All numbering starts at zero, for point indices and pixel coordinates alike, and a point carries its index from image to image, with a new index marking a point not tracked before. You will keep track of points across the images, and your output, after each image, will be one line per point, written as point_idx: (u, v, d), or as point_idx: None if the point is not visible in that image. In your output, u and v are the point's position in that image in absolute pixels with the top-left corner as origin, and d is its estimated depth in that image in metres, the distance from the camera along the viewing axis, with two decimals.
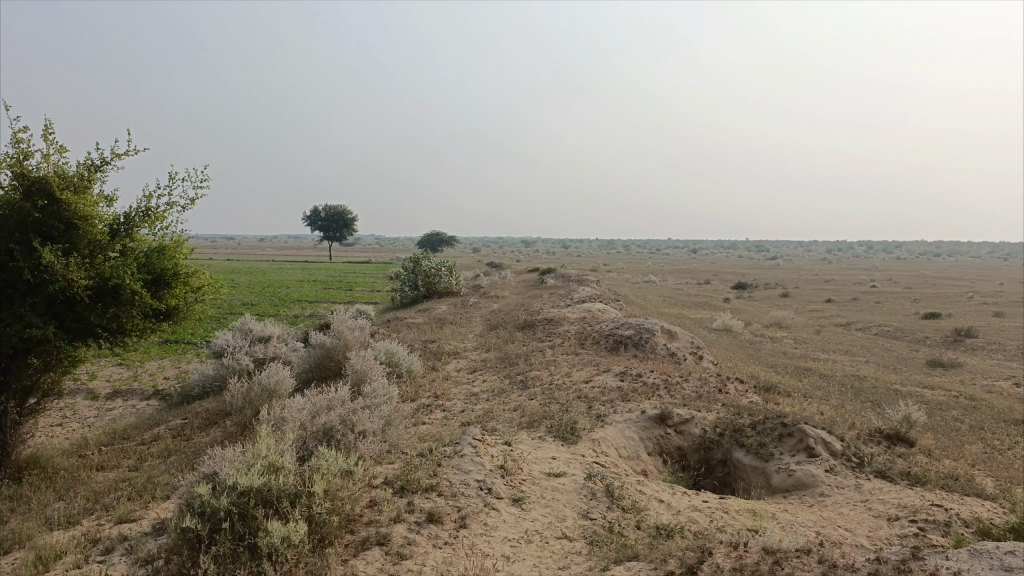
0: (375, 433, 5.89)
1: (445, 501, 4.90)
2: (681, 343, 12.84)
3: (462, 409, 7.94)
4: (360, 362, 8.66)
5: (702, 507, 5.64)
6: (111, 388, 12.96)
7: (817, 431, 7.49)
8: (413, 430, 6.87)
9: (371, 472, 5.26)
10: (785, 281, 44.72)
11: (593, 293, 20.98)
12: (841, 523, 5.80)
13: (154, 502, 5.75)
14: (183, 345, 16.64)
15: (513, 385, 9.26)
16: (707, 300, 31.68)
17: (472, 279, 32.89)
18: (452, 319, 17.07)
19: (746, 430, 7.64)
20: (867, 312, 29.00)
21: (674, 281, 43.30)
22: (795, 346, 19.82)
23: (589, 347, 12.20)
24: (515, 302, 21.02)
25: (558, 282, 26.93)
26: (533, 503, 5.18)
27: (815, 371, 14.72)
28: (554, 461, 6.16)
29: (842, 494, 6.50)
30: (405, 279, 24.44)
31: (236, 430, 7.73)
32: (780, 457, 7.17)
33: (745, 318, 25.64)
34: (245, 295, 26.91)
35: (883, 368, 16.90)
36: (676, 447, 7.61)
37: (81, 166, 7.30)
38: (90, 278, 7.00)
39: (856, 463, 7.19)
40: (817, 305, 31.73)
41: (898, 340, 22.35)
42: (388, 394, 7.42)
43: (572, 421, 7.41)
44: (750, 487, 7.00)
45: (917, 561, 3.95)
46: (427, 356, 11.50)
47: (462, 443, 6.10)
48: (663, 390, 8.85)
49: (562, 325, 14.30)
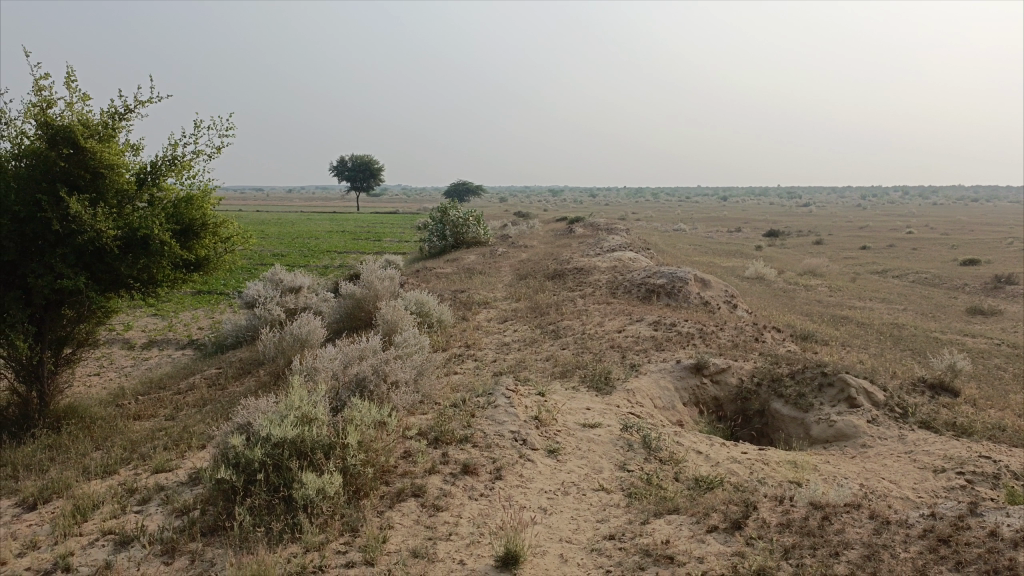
0: (408, 383, 5.81)
1: (480, 453, 4.82)
2: (715, 292, 12.59)
3: (494, 359, 7.87)
4: (391, 312, 8.60)
5: (742, 459, 5.52)
6: (147, 338, 13.12)
7: (859, 381, 7.29)
8: (445, 380, 6.81)
9: (404, 423, 5.20)
10: (818, 228, 43.83)
11: (623, 241, 20.69)
12: (885, 475, 5.64)
13: (190, 451, 5.79)
14: (216, 296, 16.79)
15: (545, 335, 9.15)
16: (738, 248, 31.15)
17: (501, 228, 32.68)
18: (482, 268, 16.95)
19: (784, 379, 7.46)
20: (904, 259, 28.32)
21: (704, 229, 42.67)
22: (830, 294, 19.44)
23: (621, 296, 12.02)
24: (543, 251, 20.80)
25: (587, 231, 26.64)
26: (569, 454, 5.09)
27: (852, 319, 14.42)
28: (589, 412, 6.06)
29: (884, 445, 6.33)
30: (433, 229, 24.32)
31: (269, 379, 7.74)
32: (820, 407, 7.00)
33: (778, 266, 25.16)
34: (275, 246, 27.05)
35: (921, 316, 16.52)
36: (712, 398, 7.47)
37: (105, 113, 7.19)
38: (119, 228, 6.95)
39: (899, 413, 6.99)
40: (852, 252, 31.05)
41: (936, 288, 21.81)
42: (419, 344, 7.36)
43: (606, 371, 7.28)
44: (789, 438, 6.87)
45: (974, 518, 3.81)
46: (457, 306, 11.42)
47: (496, 394, 6.01)
48: (699, 340, 8.68)
49: (593, 274, 14.10)
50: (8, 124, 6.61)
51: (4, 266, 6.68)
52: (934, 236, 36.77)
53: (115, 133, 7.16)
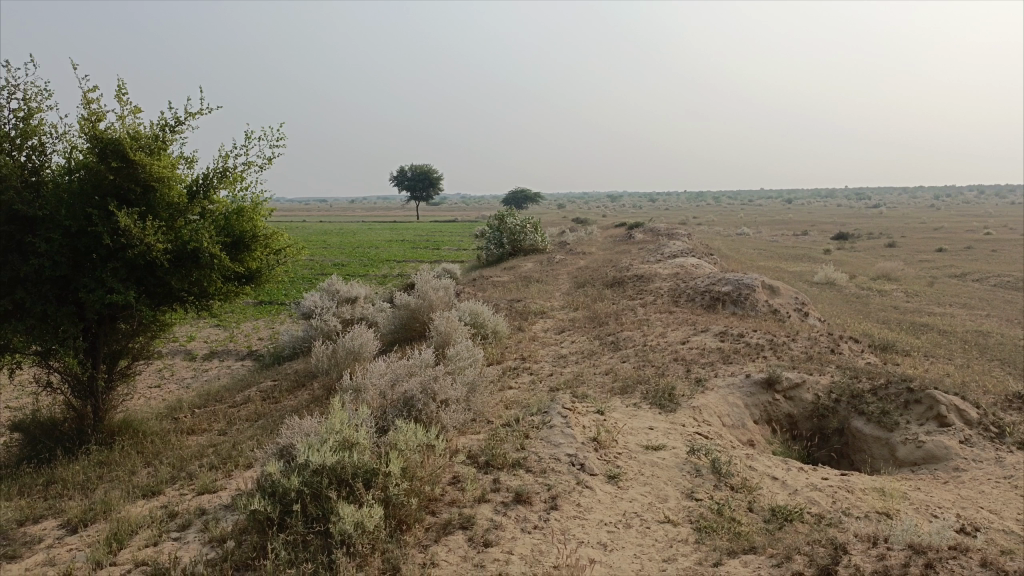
0: (459, 401, 5.49)
1: (534, 479, 4.47)
2: (784, 299, 11.95)
3: (550, 373, 7.51)
4: (444, 323, 8.33)
5: (823, 486, 5.02)
6: (208, 349, 13.21)
7: (949, 397, 6.65)
8: (499, 396, 6.48)
9: (454, 445, 4.88)
10: (890, 230, 42.04)
11: (685, 247, 20.07)
12: (984, 504, 5.05)
13: (237, 470, 5.63)
14: (276, 306, 16.91)
15: (605, 347, 8.73)
16: (805, 252, 30.08)
17: (559, 235, 32.29)
18: (539, 277, 16.63)
19: (866, 396, 6.88)
20: (984, 261, 26.82)
21: (769, 233, 41.40)
22: (907, 300, 18.41)
23: (684, 304, 11.50)
24: (602, 258, 20.35)
25: (647, 237, 26.04)
26: (631, 481, 4.70)
27: (933, 327, 13.52)
28: (652, 432, 5.64)
29: (981, 469, 5.71)
30: (491, 237, 24.11)
31: (320, 395, 7.57)
32: (906, 426, 6.42)
33: (848, 271, 24.10)
34: (335, 256, 27.30)
35: (1008, 322, 15.44)
36: (786, 415, 6.93)
37: (156, 127, 7.13)
38: (168, 242, 6.88)
39: (995, 433, 6.32)
40: (926, 255, 29.59)
41: (1022, 292, 20.50)
42: (472, 357, 7.05)
43: (669, 386, 6.83)
44: (872, 460, 6.31)
45: None
46: (513, 316, 11.09)
47: (551, 412, 5.65)
48: (770, 352, 8.14)
49: (654, 281, 13.59)
50: (61, 138, 6.60)
51: (58, 280, 6.68)
52: (1016, 237, 34.81)
53: (165, 147, 7.10)
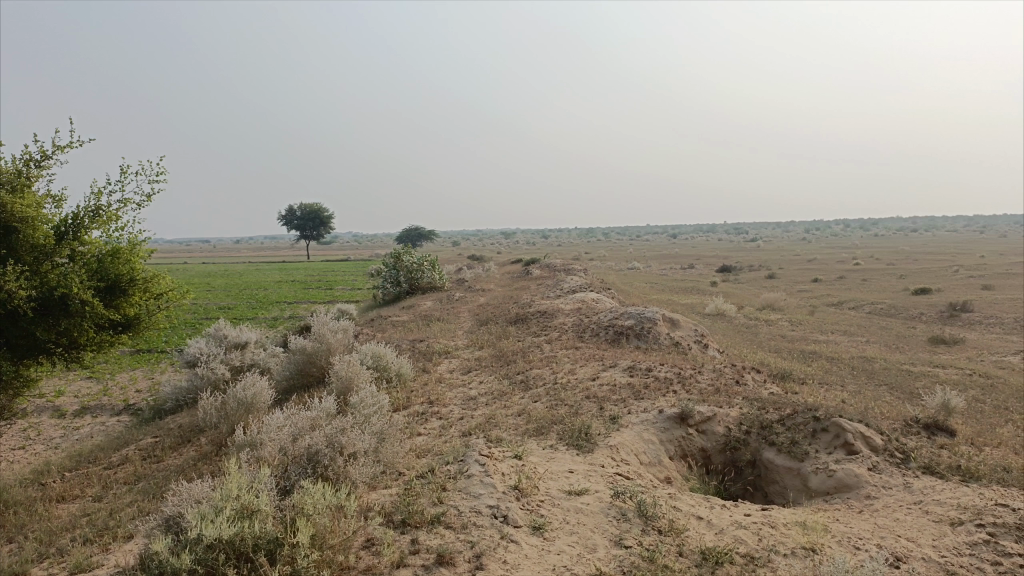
0: (368, 453, 5.09)
1: (455, 536, 4.13)
2: (684, 332, 12.14)
3: (461, 416, 7.19)
4: (345, 367, 7.86)
5: (748, 523, 4.93)
6: (79, 404, 12.06)
7: (854, 424, 6.80)
8: (409, 444, 6.11)
9: (365, 504, 4.49)
10: (769, 262, 44.36)
11: (583, 282, 20.27)
12: (900, 531, 5.11)
13: (115, 543, 4.99)
14: (156, 354, 15.76)
15: (515, 386, 8.50)
16: (694, 285, 31.14)
17: (456, 273, 32.09)
18: (439, 315, 16.28)
19: (775, 426, 6.94)
20: (856, 290, 28.56)
21: (658, 267, 42.75)
22: (792, 329, 19.24)
23: (589, 339, 11.46)
24: (502, 295, 20.26)
25: (544, 273, 26.23)
26: (557, 531, 4.44)
27: (822, 355, 14.11)
28: (573, 476, 5.42)
29: (890, 496, 5.82)
30: (387, 275, 23.59)
31: (211, 451, 6.94)
32: (816, 455, 6.50)
33: (736, 302, 25.06)
34: (220, 299, 25.95)
35: (885, 348, 16.36)
36: (700, 449, 6.89)
37: (18, 161, 6.44)
38: (32, 288, 6.16)
39: (899, 458, 6.49)
40: (804, 285, 31.28)
41: (893, 318, 21.89)
42: (378, 404, 6.65)
43: (585, 426, 6.66)
44: (786, 492, 6.33)
45: None
46: (417, 357, 10.70)
47: (467, 460, 5.33)
48: (678, 385, 8.14)
49: (557, 317, 13.53)
50: None
51: None
52: (882, 267, 37.43)
53: (30, 183, 6.41)
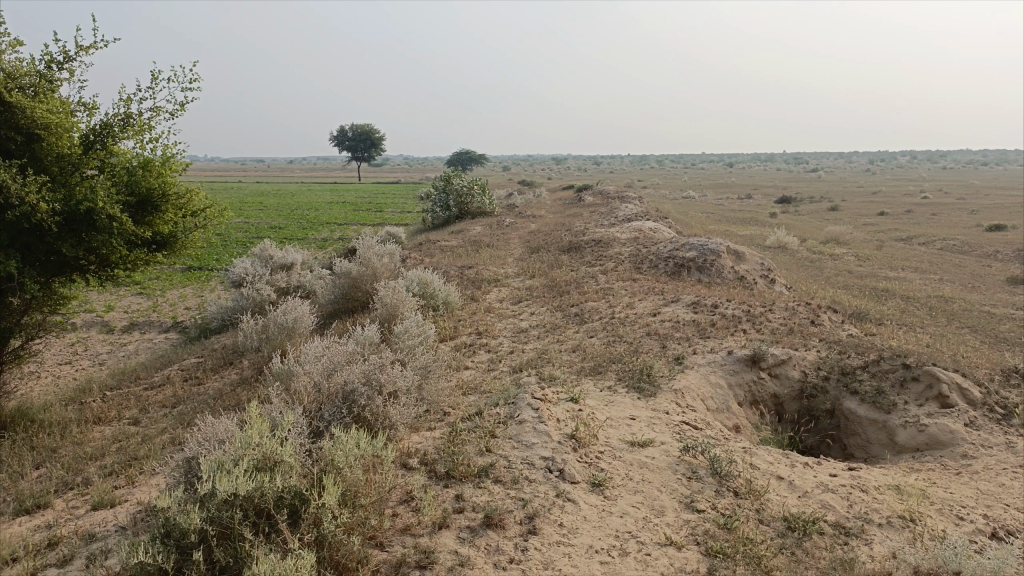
0: (410, 392, 4.60)
1: (505, 493, 3.65)
2: (750, 265, 11.35)
3: (511, 351, 6.69)
4: (389, 294, 7.38)
5: (835, 487, 4.35)
6: (128, 320, 11.96)
7: (949, 373, 6.09)
8: (456, 380, 5.63)
9: (405, 452, 4.03)
10: (831, 194, 42.44)
11: (638, 210, 19.38)
12: (1009, 500, 4.45)
13: (143, 475, 4.67)
14: (206, 272, 15.63)
15: (568, 319, 7.94)
16: (753, 216, 29.87)
17: (507, 198, 31.40)
18: (489, 241, 15.72)
19: (857, 373, 6.30)
20: (928, 225, 26.94)
21: (714, 197, 41.24)
22: (859, 264, 18.15)
23: (647, 271, 10.77)
24: (554, 222, 19.61)
25: (597, 200, 25.32)
26: (619, 489, 3.93)
27: (895, 293, 13.16)
28: (635, 423, 4.87)
29: (992, 457, 5.16)
30: (437, 199, 23.01)
31: (250, 378, 6.60)
32: (905, 408, 5.85)
33: (798, 235, 23.82)
34: (272, 219, 25.80)
35: (961, 287, 15.27)
36: (772, 395, 6.28)
37: (39, 63, 5.97)
38: (57, 200, 5.74)
39: (1001, 414, 5.78)
40: (868, 218, 29.70)
41: (967, 255, 20.49)
42: (422, 334, 6.16)
43: (647, 366, 6.09)
44: (869, 447, 5.73)
45: None
46: (465, 285, 10.20)
47: (518, 402, 4.81)
48: (748, 324, 7.48)
49: (613, 246, 12.84)
50: None
51: None
52: (954, 201, 35.18)
53: (53, 87, 5.95)
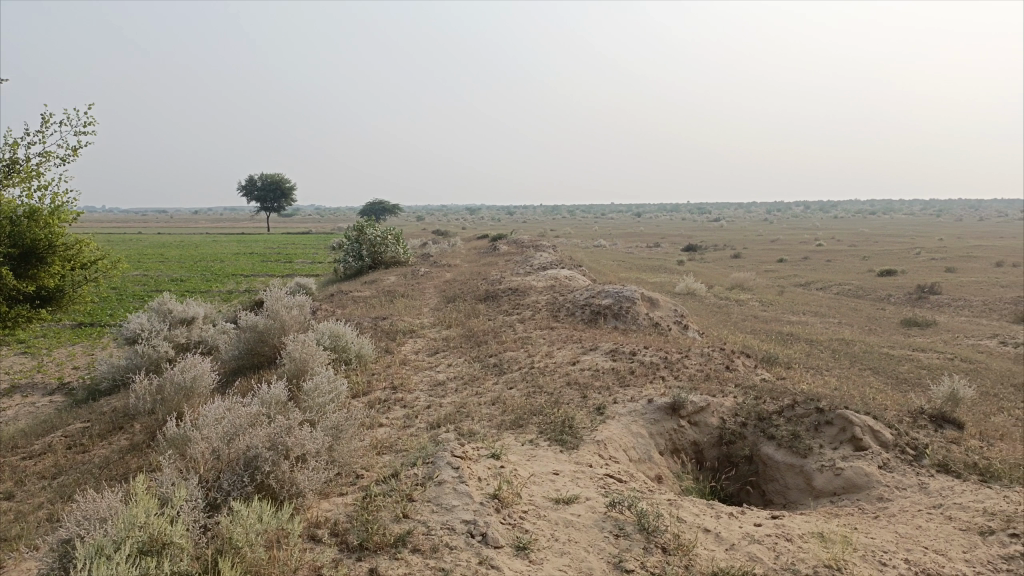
0: (320, 455, 4.29)
1: (424, 563, 3.39)
2: (663, 312, 11.49)
3: (428, 405, 6.43)
4: (299, 348, 7.02)
5: (761, 537, 4.28)
6: (8, 383, 10.98)
7: (860, 416, 6.20)
8: (370, 438, 5.33)
9: (314, 521, 3.71)
10: (734, 242, 44.17)
11: (553, 258, 19.52)
12: (927, 543, 4.49)
13: (13, 560, 4.13)
14: (99, 328, 14.68)
15: (487, 370, 7.75)
16: (661, 263, 30.68)
17: (421, 247, 31.16)
18: (403, 291, 15.42)
19: (773, 418, 6.35)
20: (824, 271, 28.29)
21: (624, 245, 42.20)
22: (764, 309, 18.77)
23: (564, 319, 10.74)
24: (470, 271, 19.51)
25: (512, 249, 25.43)
26: (544, 551, 3.73)
27: (800, 337, 13.60)
28: (558, 479, 4.70)
29: (907, 499, 5.24)
30: (348, 249, 22.55)
31: (143, 443, 6.07)
32: (820, 452, 5.91)
33: (706, 281, 24.56)
34: (174, 271, 24.65)
35: (859, 330, 15.96)
36: (692, 443, 6.24)
37: None
38: None
39: (912, 455, 5.90)
40: (770, 265, 30.96)
41: (862, 300, 21.54)
42: (334, 390, 5.84)
43: (568, 417, 5.95)
44: (788, 492, 5.74)
45: None
46: (379, 337, 9.88)
47: (437, 461, 4.56)
48: (666, 371, 7.49)
49: (529, 295, 12.79)
50: None
51: None
52: (846, 248, 37.22)
53: None
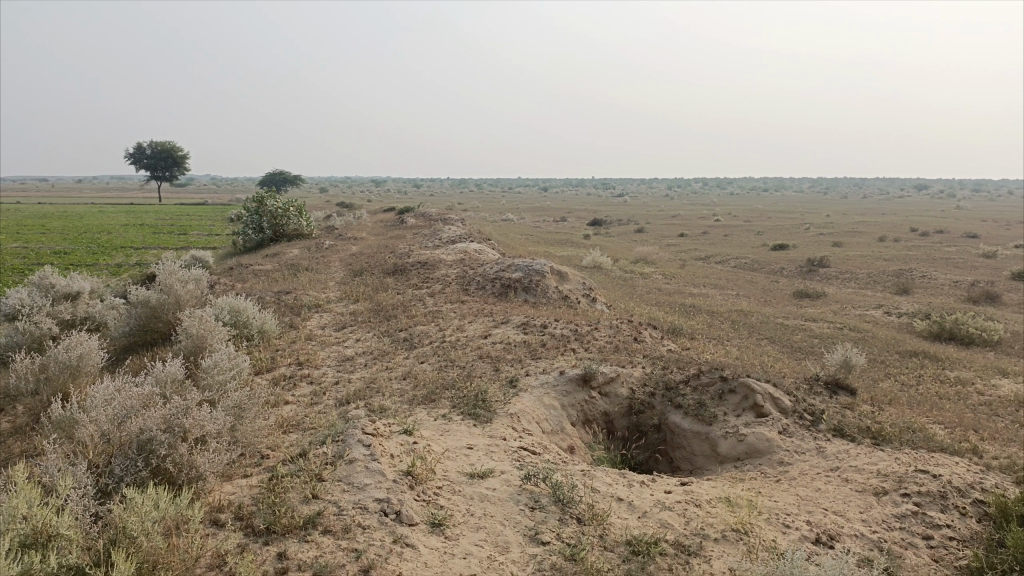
0: (222, 436, 4.06)
1: (336, 545, 3.26)
2: (572, 285, 11.58)
3: (336, 381, 6.23)
4: (196, 324, 6.65)
5: (672, 504, 4.37)
6: None
7: (761, 384, 6.44)
8: (275, 417, 5.10)
9: (217, 506, 3.51)
10: (637, 217, 45.17)
11: (461, 232, 19.35)
12: (826, 504, 4.70)
13: None
14: None
15: (397, 345, 7.59)
16: (569, 237, 30.99)
17: (325, 220, 30.29)
18: (307, 264, 14.94)
19: (680, 388, 6.50)
20: (722, 245, 29.31)
21: (532, 219, 42.40)
22: (667, 282, 19.26)
23: (474, 292, 10.65)
24: (376, 244, 19.11)
25: (419, 222, 25.07)
26: (460, 527, 3.67)
27: (702, 309, 14.02)
28: (472, 453, 4.64)
29: (805, 463, 5.47)
30: (248, 220, 21.64)
31: (22, 427, 5.61)
32: (724, 419, 6.09)
33: (612, 255, 24.99)
34: (55, 243, 22.99)
35: (756, 302, 16.62)
36: (603, 414, 6.31)
37: None
38: None
39: (809, 420, 6.18)
40: (672, 239, 31.82)
41: (758, 273, 22.45)
42: (235, 367, 5.56)
43: (481, 391, 5.89)
44: (694, 459, 5.90)
45: None
46: (283, 311, 9.51)
47: (348, 439, 4.40)
48: (576, 343, 7.54)
49: (439, 268, 12.62)
50: None
51: None
52: (742, 223, 38.68)
53: None
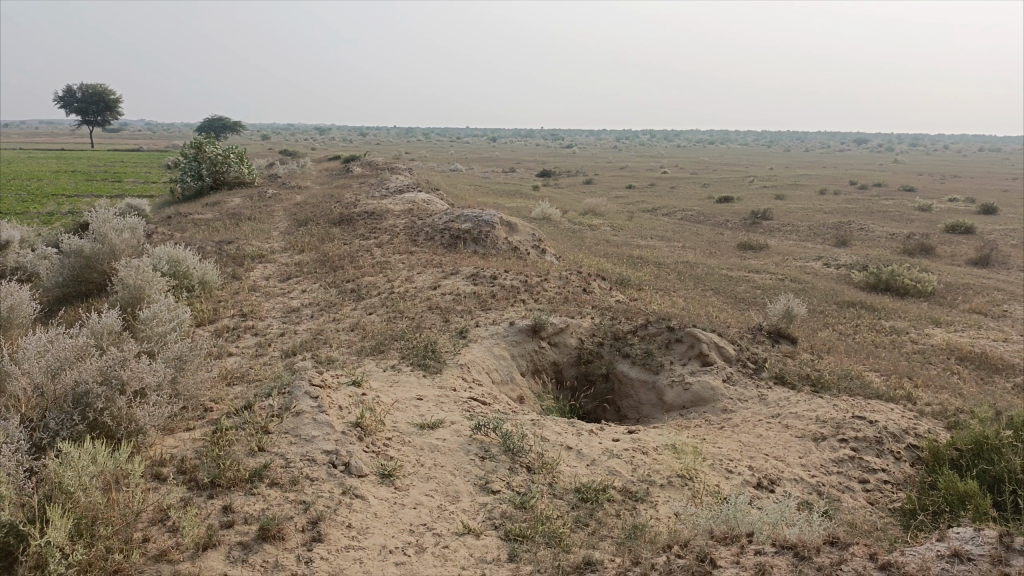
0: (162, 388, 3.93)
1: (283, 497, 3.22)
2: (521, 236, 11.52)
3: (282, 332, 6.10)
4: (133, 274, 6.40)
5: (619, 451, 4.44)
6: None
7: (707, 333, 6.55)
8: (218, 368, 4.98)
9: (158, 460, 3.41)
10: (586, 169, 45.12)
11: (409, 182, 19.03)
12: (768, 450, 4.84)
13: None
14: None
15: (344, 296, 7.45)
16: (518, 188, 30.81)
17: (268, 168, 29.42)
18: (249, 213, 14.51)
19: (628, 337, 6.58)
20: (670, 197, 29.57)
21: (480, 170, 41.96)
22: (615, 234, 19.37)
23: (422, 243, 10.51)
24: (322, 193, 18.67)
25: (366, 171, 24.54)
26: (410, 477, 3.66)
27: (650, 260, 14.15)
28: (422, 404, 4.61)
29: (748, 410, 5.62)
30: (186, 167, 20.83)
31: None
32: (671, 368, 6.20)
33: (560, 206, 24.96)
34: None
35: (701, 253, 16.87)
36: (551, 363, 6.35)
37: None
38: None
39: (752, 368, 6.33)
40: (620, 191, 31.93)
41: (704, 225, 22.74)
42: (175, 318, 5.38)
43: (430, 342, 5.85)
44: (641, 407, 6.00)
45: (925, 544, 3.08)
46: (224, 262, 9.24)
47: (294, 391, 4.32)
48: (526, 294, 7.54)
49: (386, 219, 12.41)
50: None
51: None
52: (689, 176, 39.03)
53: None
